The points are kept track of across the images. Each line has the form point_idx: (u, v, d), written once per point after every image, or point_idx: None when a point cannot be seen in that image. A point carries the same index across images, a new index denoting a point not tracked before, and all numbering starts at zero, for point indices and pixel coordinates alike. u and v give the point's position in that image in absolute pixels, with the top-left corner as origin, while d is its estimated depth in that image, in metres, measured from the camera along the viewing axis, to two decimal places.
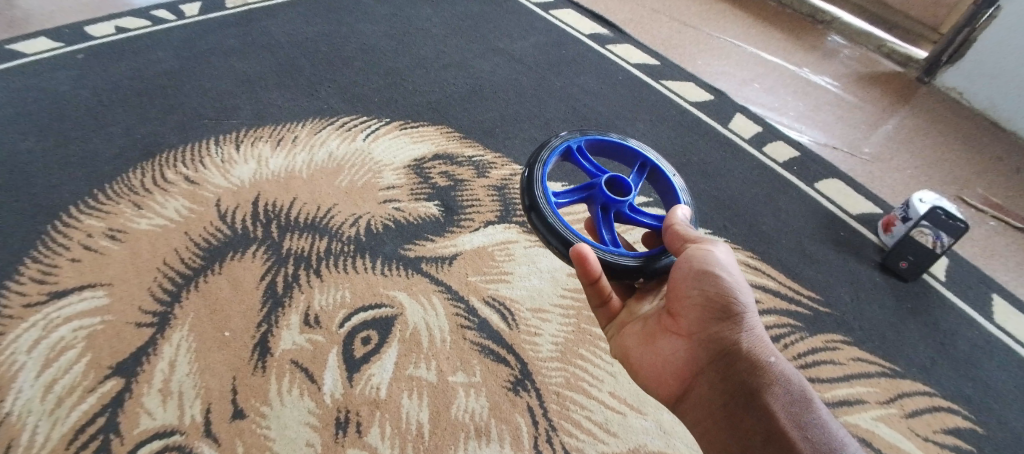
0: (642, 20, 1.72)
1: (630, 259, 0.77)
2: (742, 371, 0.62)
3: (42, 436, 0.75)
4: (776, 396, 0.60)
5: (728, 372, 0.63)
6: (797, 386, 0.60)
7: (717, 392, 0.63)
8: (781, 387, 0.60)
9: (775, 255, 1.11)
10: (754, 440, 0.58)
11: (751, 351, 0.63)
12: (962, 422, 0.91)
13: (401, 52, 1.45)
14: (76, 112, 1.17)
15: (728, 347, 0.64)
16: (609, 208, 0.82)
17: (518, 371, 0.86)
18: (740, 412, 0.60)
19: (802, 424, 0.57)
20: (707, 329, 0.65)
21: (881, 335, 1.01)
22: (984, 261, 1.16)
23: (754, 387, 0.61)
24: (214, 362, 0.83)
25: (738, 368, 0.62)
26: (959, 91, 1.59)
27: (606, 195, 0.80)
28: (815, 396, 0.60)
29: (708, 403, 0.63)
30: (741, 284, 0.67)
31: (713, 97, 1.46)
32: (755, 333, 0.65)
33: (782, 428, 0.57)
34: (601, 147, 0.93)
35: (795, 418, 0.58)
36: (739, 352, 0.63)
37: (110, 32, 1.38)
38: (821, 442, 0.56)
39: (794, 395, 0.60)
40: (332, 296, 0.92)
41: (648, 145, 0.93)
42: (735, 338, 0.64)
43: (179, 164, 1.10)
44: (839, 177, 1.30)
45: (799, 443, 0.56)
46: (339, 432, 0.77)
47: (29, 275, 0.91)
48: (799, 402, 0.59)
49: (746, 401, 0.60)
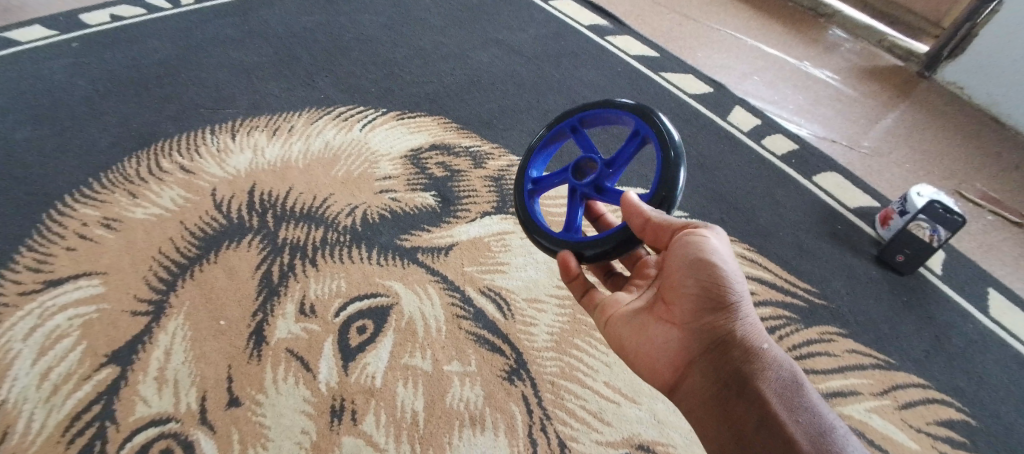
0: (642, 12, 1.71)
1: (597, 244, 0.73)
2: (734, 359, 0.62)
3: (38, 424, 0.75)
4: (769, 382, 0.60)
5: (721, 361, 0.63)
6: (789, 373, 0.61)
7: (711, 379, 0.63)
8: (773, 374, 0.61)
9: (772, 248, 1.11)
10: (747, 425, 0.58)
11: (745, 339, 0.63)
12: (955, 413, 0.91)
13: (399, 42, 1.44)
14: (71, 101, 1.16)
15: (722, 336, 0.64)
16: (575, 192, 0.77)
17: (514, 360, 0.87)
18: (733, 399, 0.61)
19: (793, 408, 0.58)
20: (702, 318, 0.65)
21: (877, 328, 1.01)
22: (980, 254, 1.17)
23: (747, 375, 0.61)
24: (209, 351, 0.83)
25: (732, 356, 0.63)
26: (960, 86, 1.59)
27: (571, 181, 0.76)
28: (805, 381, 0.61)
29: (703, 391, 0.63)
30: (736, 272, 0.66)
31: (712, 89, 1.46)
32: (747, 321, 0.65)
33: (775, 414, 0.57)
34: (607, 118, 0.80)
35: (786, 403, 0.58)
36: (732, 340, 0.63)
37: (105, 20, 1.37)
38: (811, 425, 0.56)
39: (786, 381, 0.60)
40: (328, 286, 0.92)
41: (657, 111, 0.74)
42: (728, 326, 0.64)
43: (174, 153, 1.10)
44: (838, 170, 1.30)
45: (791, 428, 0.56)
46: (335, 420, 0.77)
47: (25, 264, 0.91)
48: (791, 388, 0.60)
49: (739, 388, 0.61)
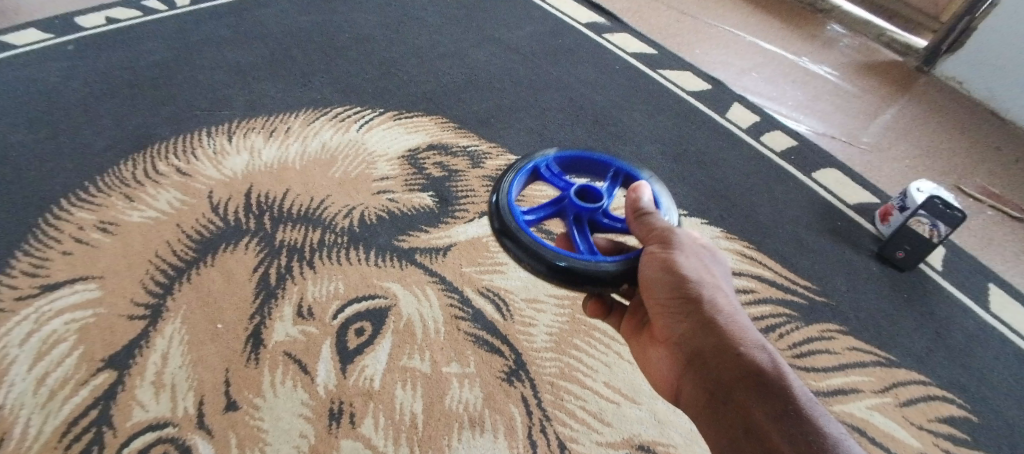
0: (640, 9, 1.71)
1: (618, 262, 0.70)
2: (716, 364, 0.57)
3: (34, 429, 0.74)
4: (747, 385, 0.54)
5: (704, 369, 0.58)
6: (768, 372, 0.54)
7: (699, 391, 0.58)
8: (750, 376, 0.54)
9: (772, 245, 1.11)
10: (730, 434, 0.52)
11: (721, 343, 0.58)
12: (957, 410, 0.91)
13: (396, 42, 1.43)
14: (67, 104, 1.16)
15: (702, 342, 0.60)
16: (581, 218, 0.75)
17: (513, 361, 0.86)
18: (717, 408, 0.55)
19: (773, 409, 0.51)
20: (679, 330, 0.63)
21: (878, 325, 1.01)
22: (981, 250, 1.16)
23: (730, 378, 0.55)
24: (206, 354, 0.82)
25: (709, 362, 0.58)
26: (959, 81, 1.58)
27: (576, 204, 0.74)
28: (793, 379, 0.54)
29: (695, 403, 0.59)
30: (706, 277, 0.64)
31: (711, 86, 1.45)
32: (726, 321, 0.60)
33: (752, 418, 0.51)
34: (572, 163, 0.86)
35: (765, 406, 0.51)
36: (708, 347, 0.59)
37: (99, 22, 1.36)
38: (791, 425, 0.49)
39: (764, 381, 0.53)
40: (326, 288, 0.91)
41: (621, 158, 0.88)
42: (701, 333, 0.60)
43: (171, 156, 1.10)
44: (837, 166, 1.29)
45: (769, 429, 0.49)
46: (333, 423, 0.77)
47: (21, 269, 0.90)
48: (771, 387, 0.53)
49: (720, 394, 0.55)
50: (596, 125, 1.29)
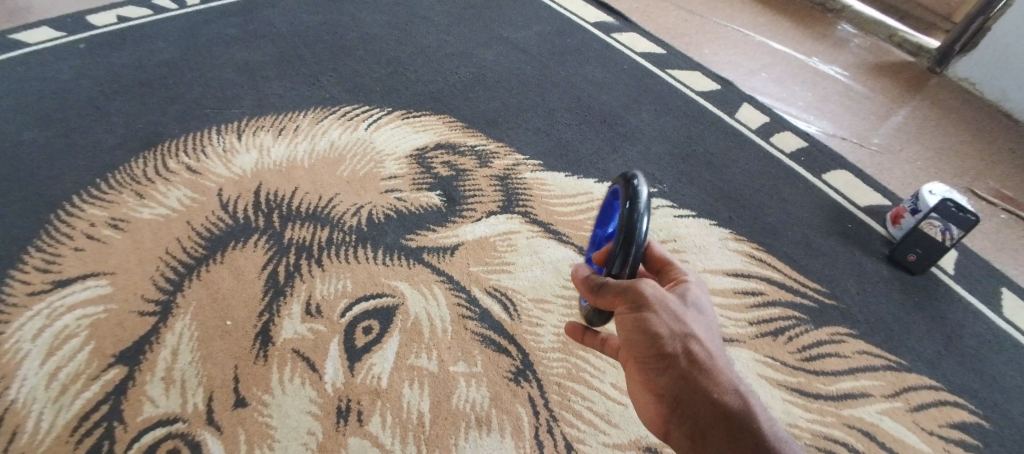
0: (648, 8, 1.70)
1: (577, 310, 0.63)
2: (699, 413, 0.47)
3: (46, 424, 0.75)
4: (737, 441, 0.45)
5: (687, 418, 0.48)
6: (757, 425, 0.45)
7: (682, 440, 0.48)
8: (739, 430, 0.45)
9: (781, 247, 1.10)
10: None
11: (705, 391, 0.47)
12: (968, 415, 0.90)
13: (403, 41, 1.44)
14: (79, 102, 1.17)
15: (683, 389, 0.48)
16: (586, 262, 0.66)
17: (520, 361, 0.86)
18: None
19: None
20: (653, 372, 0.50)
21: (888, 328, 1.00)
22: (993, 254, 1.15)
23: (716, 430, 0.46)
24: (216, 351, 0.83)
25: (691, 411, 0.47)
26: (972, 82, 1.56)
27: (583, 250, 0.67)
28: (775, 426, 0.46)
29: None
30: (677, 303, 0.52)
31: (720, 86, 1.45)
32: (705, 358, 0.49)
33: None
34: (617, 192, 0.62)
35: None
36: (689, 394, 0.48)
37: (111, 21, 1.37)
38: None
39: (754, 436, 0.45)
40: (334, 286, 0.92)
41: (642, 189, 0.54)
42: (683, 379, 0.48)
43: (181, 154, 1.10)
44: (847, 168, 1.28)
45: None
46: (341, 421, 0.77)
47: (33, 265, 0.91)
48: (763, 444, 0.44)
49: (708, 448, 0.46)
50: (604, 125, 1.29)
